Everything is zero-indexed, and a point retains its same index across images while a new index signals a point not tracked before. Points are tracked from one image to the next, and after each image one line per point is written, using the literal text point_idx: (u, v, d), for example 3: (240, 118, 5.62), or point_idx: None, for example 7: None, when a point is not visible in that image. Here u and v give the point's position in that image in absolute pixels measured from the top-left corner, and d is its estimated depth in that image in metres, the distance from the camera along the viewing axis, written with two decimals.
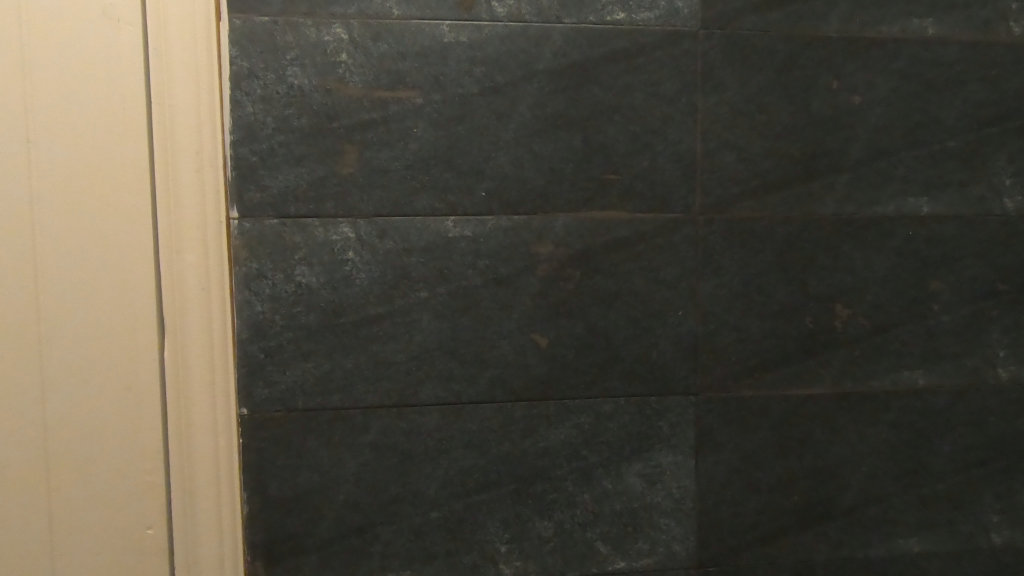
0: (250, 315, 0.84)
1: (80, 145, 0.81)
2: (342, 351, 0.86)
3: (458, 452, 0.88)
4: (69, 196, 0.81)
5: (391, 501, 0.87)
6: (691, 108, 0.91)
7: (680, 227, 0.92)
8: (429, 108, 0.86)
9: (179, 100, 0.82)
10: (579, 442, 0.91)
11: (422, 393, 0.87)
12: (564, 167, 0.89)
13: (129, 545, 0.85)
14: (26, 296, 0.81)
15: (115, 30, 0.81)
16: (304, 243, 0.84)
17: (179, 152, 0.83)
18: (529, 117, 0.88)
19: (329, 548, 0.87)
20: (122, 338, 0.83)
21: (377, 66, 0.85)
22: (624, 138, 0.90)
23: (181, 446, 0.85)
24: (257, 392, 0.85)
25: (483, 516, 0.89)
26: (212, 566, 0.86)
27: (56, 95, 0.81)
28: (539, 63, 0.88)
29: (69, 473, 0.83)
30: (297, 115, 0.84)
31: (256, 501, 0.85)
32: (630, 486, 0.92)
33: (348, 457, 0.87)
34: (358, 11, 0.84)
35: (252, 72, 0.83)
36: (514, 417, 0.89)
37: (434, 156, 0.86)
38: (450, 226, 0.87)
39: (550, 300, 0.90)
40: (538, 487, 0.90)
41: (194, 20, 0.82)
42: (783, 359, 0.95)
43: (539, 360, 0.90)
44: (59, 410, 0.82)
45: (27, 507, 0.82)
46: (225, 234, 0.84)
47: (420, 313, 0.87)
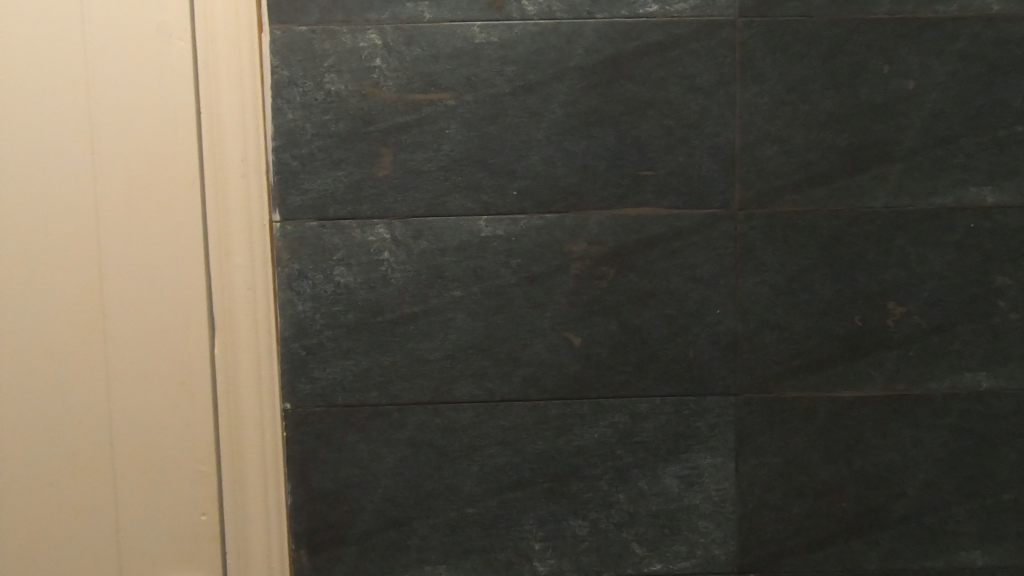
0: (292, 314, 0.88)
1: (137, 156, 0.87)
2: (379, 349, 0.88)
3: (493, 449, 0.89)
4: (130, 203, 0.87)
5: (428, 496, 0.89)
6: (729, 100, 0.88)
7: (718, 223, 0.89)
8: (461, 109, 0.87)
9: (226, 109, 0.86)
10: (614, 442, 0.90)
11: (457, 390, 0.89)
12: (596, 164, 0.88)
13: (185, 530, 0.90)
14: (93, 297, 0.87)
15: (167, 45, 0.86)
16: (342, 244, 0.87)
17: (227, 158, 0.87)
18: (561, 114, 0.88)
19: (368, 540, 0.89)
20: (177, 336, 0.88)
21: (409, 70, 0.86)
22: (659, 133, 0.88)
23: (231, 439, 0.89)
24: (300, 387, 0.88)
25: (517, 513, 0.90)
26: (260, 552, 0.90)
27: (118, 109, 0.86)
28: (571, 59, 0.87)
29: (132, 461, 0.89)
30: (334, 120, 0.86)
31: (300, 491, 0.89)
32: (667, 487, 0.91)
33: (386, 452, 0.89)
34: (391, 16, 0.86)
35: (293, 80, 0.86)
36: (548, 416, 0.89)
37: (467, 157, 0.87)
38: (483, 225, 0.88)
39: (583, 298, 0.89)
40: (572, 486, 0.90)
41: (238, 33, 0.86)
42: (830, 359, 0.91)
43: (573, 358, 0.89)
44: (122, 403, 0.88)
45: (96, 493, 0.89)
46: (268, 236, 0.87)
47: (454, 312, 0.88)
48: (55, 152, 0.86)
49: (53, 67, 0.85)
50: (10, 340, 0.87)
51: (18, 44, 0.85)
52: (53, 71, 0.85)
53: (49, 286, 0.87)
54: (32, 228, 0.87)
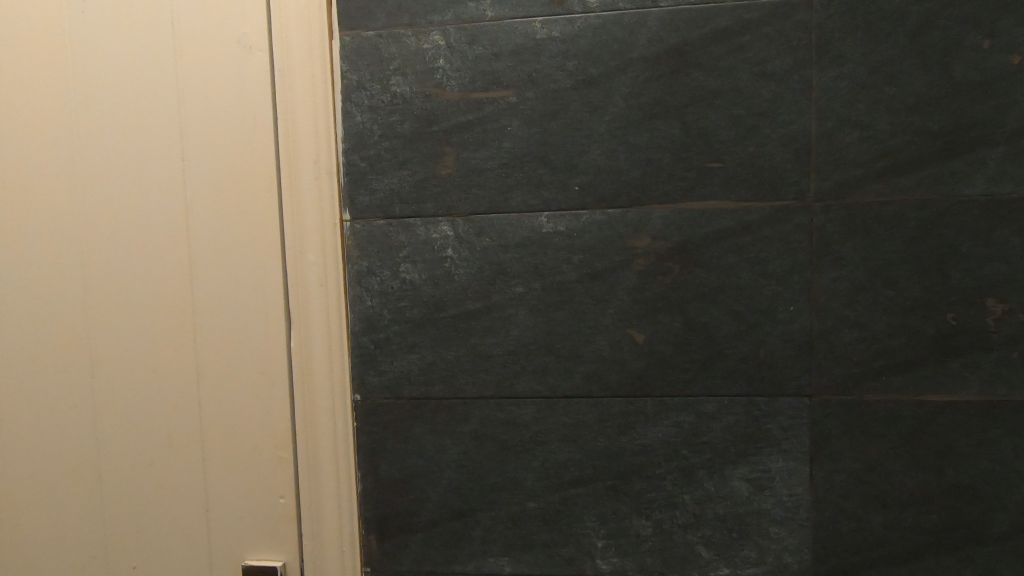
0: (362, 309, 0.91)
1: (222, 161, 0.93)
2: (443, 344, 0.90)
3: (554, 445, 0.89)
4: (217, 205, 0.93)
5: (491, 489, 0.91)
6: (804, 85, 0.84)
7: (792, 215, 0.85)
8: (522, 106, 0.87)
9: (301, 115, 0.91)
10: (679, 441, 0.88)
11: (518, 385, 0.90)
12: (660, 158, 0.86)
13: (266, 511, 0.96)
14: (185, 292, 0.95)
15: (248, 55, 0.91)
16: (407, 242, 0.90)
17: (302, 161, 0.91)
18: (624, 107, 0.86)
19: (433, 529, 0.92)
20: (259, 329, 0.94)
21: (472, 69, 0.87)
22: (727, 123, 0.85)
23: (307, 426, 0.94)
24: (369, 380, 0.92)
25: (580, 509, 0.90)
26: (334, 534, 0.95)
27: (205, 118, 0.93)
28: (634, 51, 0.85)
29: (219, 444, 0.96)
30: (400, 122, 0.89)
31: (369, 479, 0.93)
32: (735, 490, 0.88)
33: (450, 445, 0.91)
34: (454, 17, 0.87)
35: (361, 83, 0.89)
36: (610, 413, 0.89)
37: (529, 153, 0.88)
38: (544, 221, 0.88)
39: (647, 295, 0.87)
40: (635, 485, 0.89)
41: (312, 41, 0.90)
42: (918, 360, 0.84)
43: (636, 356, 0.88)
44: (209, 391, 0.95)
45: (188, 472, 0.96)
46: (339, 235, 0.91)
47: (516, 308, 0.89)
48: (150, 159, 0.94)
49: (148, 81, 0.93)
50: (115, 331, 0.96)
51: (118, 62, 0.93)
52: (148, 85, 0.93)
53: (146, 283, 0.95)
54: (132, 231, 0.95)
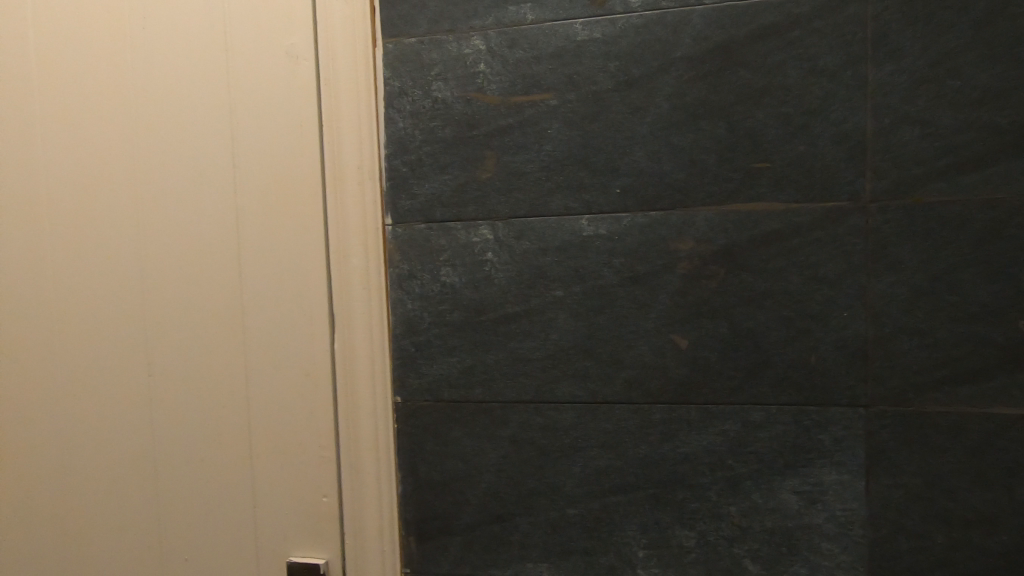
0: (403, 312, 0.92)
1: (270, 167, 0.96)
2: (483, 347, 0.90)
3: (594, 451, 0.88)
4: (266, 210, 0.96)
5: (530, 494, 0.90)
6: (858, 81, 0.80)
7: (846, 217, 0.81)
8: (562, 109, 0.86)
9: (345, 122, 0.93)
10: (724, 451, 0.85)
11: (558, 390, 0.89)
12: (705, 159, 0.84)
13: (310, 509, 0.98)
14: (234, 294, 0.98)
15: (295, 65, 0.94)
16: (448, 246, 0.90)
17: (345, 167, 0.93)
18: (667, 108, 0.84)
19: (472, 532, 0.92)
20: (304, 330, 0.96)
21: (512, 73, 0.87)
22: (775, 122, 0.82)
23: (349, 428, 0.96)
24: (409, 382, 0.93)
25: (620, 517, 0.88)
26: (375, 534, 0.96)
27: (255, 126, 0.96)
28: (677, 50, 0.84)
29: (267, 443, 0.98)
30: (441, 127, 0.90)
31: (409, 481, 0.94)
32: (784, 503, 0.84)
33: (489, 448, 0.91)
34: (495, 22, 0.88)
35: (403, 90, 0.90)
36: (652, 420, 0.87)
37: (569, 156, 0.87)
38: (585, 224, 0.87)
39: (690, 300, 0.85)
40: (678, 494, 0.87)
41: (356, 50, 0.92)
42: (985, 370, 0.79)
43: (679, 361, 0.86)
44: (257, 390, 0.98)
45: (237, 469, 0.99)
46: (382, 239, 0.93)
47: (556, 312, 0.88)
48: (202, 168, 0.98)
49: (202, 92, 0.97)
50: (170, 332, 1.00)
51: (173, 75, 0.97)
52: (201, 96, 0.97)
53: (198, 287, 0.99)
54: (185, 235, 0.99)
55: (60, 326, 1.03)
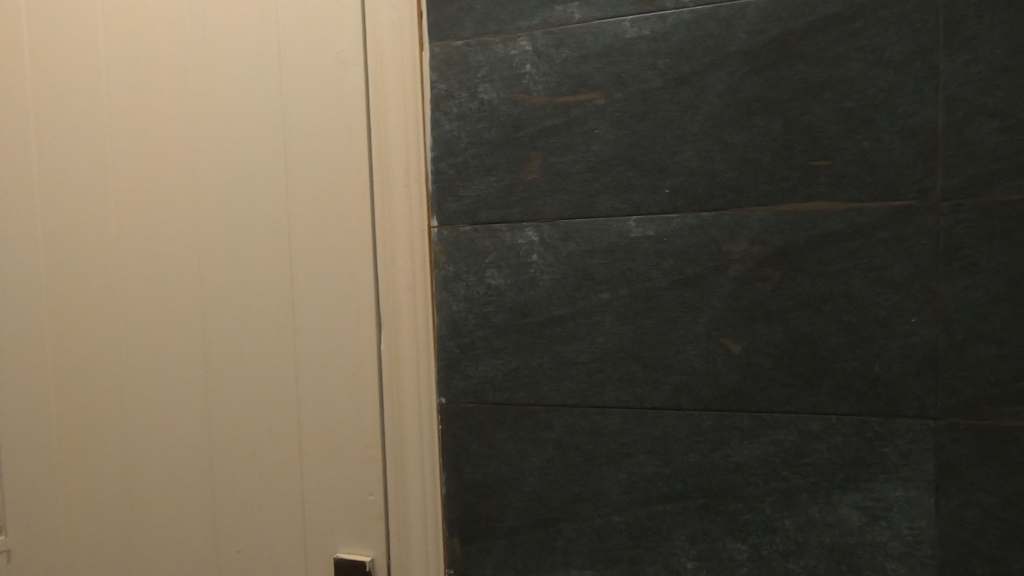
0: (448, 313, 0.93)
1: (320, 170, 0.98)
2: (528, 350, 0.90)
3: (641, 458, 0.86)
4: (317, 213, 0.99)
5: (574, 499, 0.89)
6: (928, 72, 0.75)
7: (914, 217, 0.76)
8: (610, 108, 0.85)
9: (392, 125, 0.94)
10: (779, 461, 0.82)
11: (603, 395, 0.87)
12: (759, 156, 0.81)
13: (356, 507, 0.99)
14: (285, 294, 1.01)
15: (345, 70, 0.96)
16: (493, 247, 0.90)
17: (393, 170, 0.95)
18: (719, 105, 0.82)
19: (516, 536, 0.91)
20: (352, 330, 0.98)
21: (559, 72, 0.87)
22: (836, 117, 0.78)
23: (395, 427, 0.97)
24: (454, 384, 0.93)
25: (668, 527, 0.86)
26: (419, 533, 0.97)
27: (307, 131, 0.98)
28: (731, 45, 0.81)
29: (315, 440, 1.01)
30: (487, 128, 0.89)
31: (453, 482, 0.94)
32: (845, 518, 0.80)
33: (533, 452, 0.90)
34: (541, 22, 0.87)
35: (450, 92, 0.91)
36: (701, 427, 0.84)
37: (616, 156, 0.85)
38: (633, 225, 0.85)
39: (743, 303, 0.82)
40: (729, 505, 0.83)
41: (404, 54, 0.93)
42: None
43: (731, 367, 0.83)
44: (306, 388, 1.01)
45: (287, 464, 1.02)
46: (428, 241, 0.94)
47: (602, 314, 0.87)
48: (255, 171, 1.01)
49: (256, 97, 1.00)
50: (224, 330, 1.04)
51: (229, 83, 1.01)
52: (255, 102, 1.00)
53: (251, 286, 1.02)
54: (239, 237, 1.02)
55: (125, 323, 1.08)
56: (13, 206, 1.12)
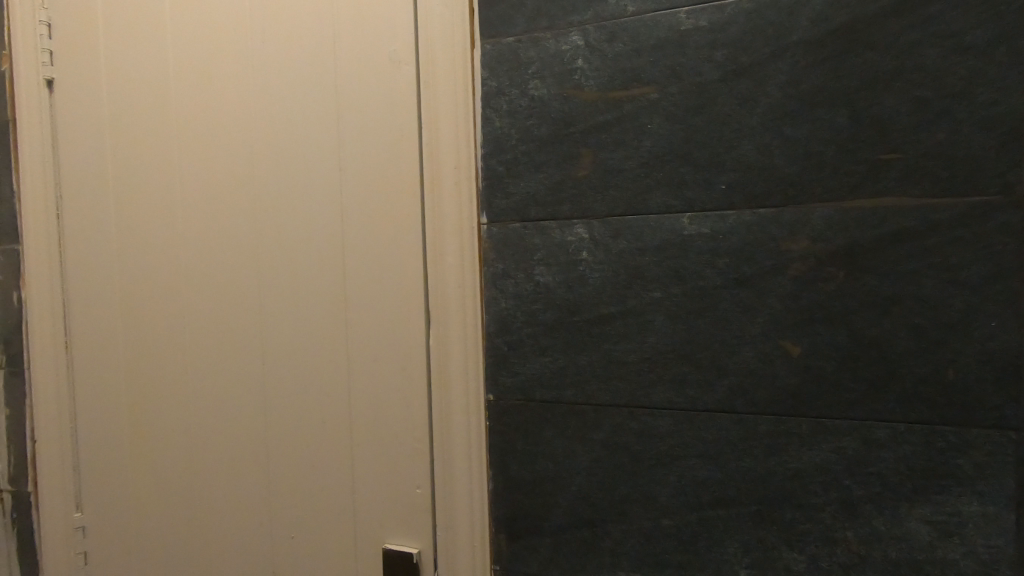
0: (496, 310, 0.93)
1: (373, 168, 1.00)
2: (576, 348, 0.89)
3: (692, 461, 0.84)
4: (369, 211, 1.01)
5: (622, 501, 0.87)
6: (1014, 58, 0.70)
7: (995, 213, 0.71)
8: (664, 102, 0.83)
9: (443, 123, 0.95)
10: (840, 470, 0.78)
11: (654, 395, 0.85)
12: (822, 150, 0.77)
13: (405, 499, 1.01)
14: (338, 289, 1.03)
15: (397, 70, 0.98)
16: (542, 244, 0.90)
17: (443, 168, 0.96)
18: (780, 97, 0.78)
19: (562, 535, 0.91)
20: (402, 325, 1.00)
21: (611, 67, 0.85)
22: (908, 108, 0.74)
23: (443, 422, 0.98)
24: (502, 381, 0.93)
25: (720, 533, 0.83)
26: (466, 528, 0.98)
27: (361, 130, 1.00)
28: (793, 34, 0.77)
29: (365, 432, 1.03)
30: (538, 125, 0.89)
31: (500, 479, 0.94)
32: (912, 532, 0.76)
33: (581, 451, 0.89)
34: (594, 16, 0.86)
35: (500, 89, 0.91)
36: (757, 432, 0.81)
37: (670, 151, 0.83)
38: (686, 223, 0.83)
39: (803, 304, 0.79)
40: (785, 513, 0.80)
41: (455, 52, 0.94)
42: None
43: (789, 370, 0.80)
44: (357, 381, 1.03)
45: (338, 455, 1.05)
46: (477, 238, 0.94)
47: (653, 313, 0.85)
48: (311, 170, 1.04)
49: (311, 98, 1.03)
50: (280, 324, 1.07)
51: (287, 85, 1.04)
52: (311, 103, 1.03)
53: (305, 282, 1.05)
54: (295, 234, 1.06)
55: (190, 316, 1.13)
56: (90, 204, 1.19)
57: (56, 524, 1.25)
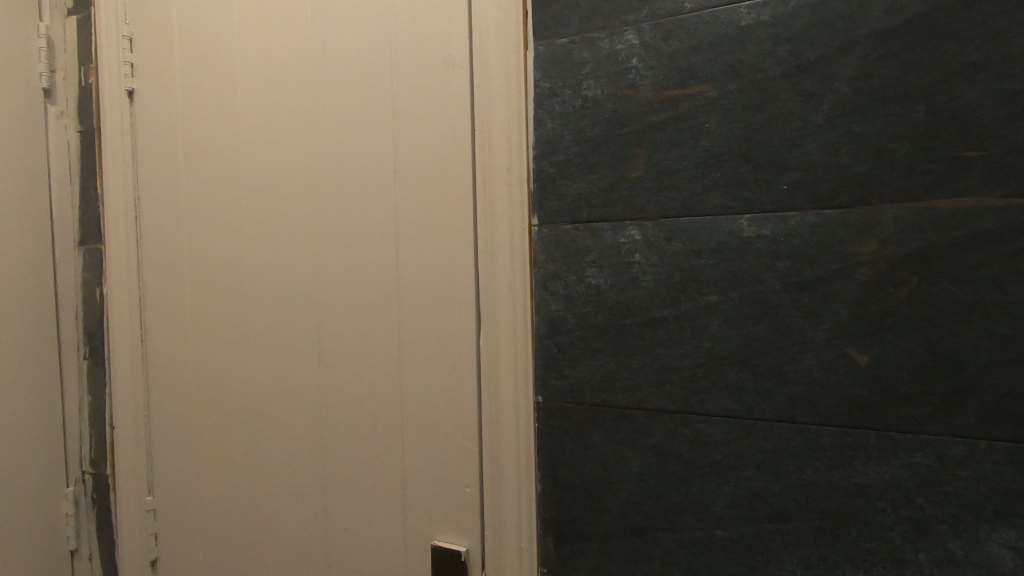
0: (547, 312, 0.92)
1: (427, 169, 1.02)
2: (627, 352, 0.87)
3: (748, 471, 0.81)
4: (422, 211, 1.03)
5: (673, 509, 0.85)
6: None
7: None
8: (722, 101, 0.81)
9: (496, 124, 0.96)
10: (911, 488, 0.73)
11: (708, 402, 0.83)
12: (895, 148, 0.73)
13: (453, 497, 1.02)
14: (392, 288, 1.06)
15: (450, 73, 0.99)
16: (594, 246, 0.89)
17: (495, 169, 0.96)
18: (848, 92, 0.75)
19: (611, 541, 0.90)
20: (453, 324, 1.01)
21: (667, 65, 0.83)
22: (992, 102, 0.69)
23: (492, 421, 0.99)
24: (551, 383, 0.93)
25: (778, 548, 0.80)
26: (513, 529, 0.98)
27: (415, 132, 1.02)
28: (864, 26, 0.74)
29: (416, 429, 1.05)
30: (590, 126, 0.88)
31: (548, 481, 0.94)
32: (993, 558, 0.70)
33: (631, 456, 0.88)
34: (650, 14, 0.84)
35: (553, 90, 0.91)
36: (818, 443, 0.77)
37: (728, 151, 0.81)
38: (745, 224, 0.80)
39: (871, 310, 0.75)
40: (849, 530, 0.76)
41: (509, 54, 0.94)
42: None
43: (856, 380, 0.76)
44: (409, 379, 1.05)
45: (390, 450, 1.07)
46: (528, 239, 0.94)
47: (709, 317, 0.82)
48: (367, 171, 1.07)
49: (369, 102, 1.06)
50: (336, 320, 1.11)
51: (346, 89, 1.08)
52: (368, 106, 1.06)
53: (361, 280, 1.08)
54: (351, 233, 1.09)
55: (253, 311, 1.19)
56: (163, 204, 1.27)
57: (131, 506, 1.33)
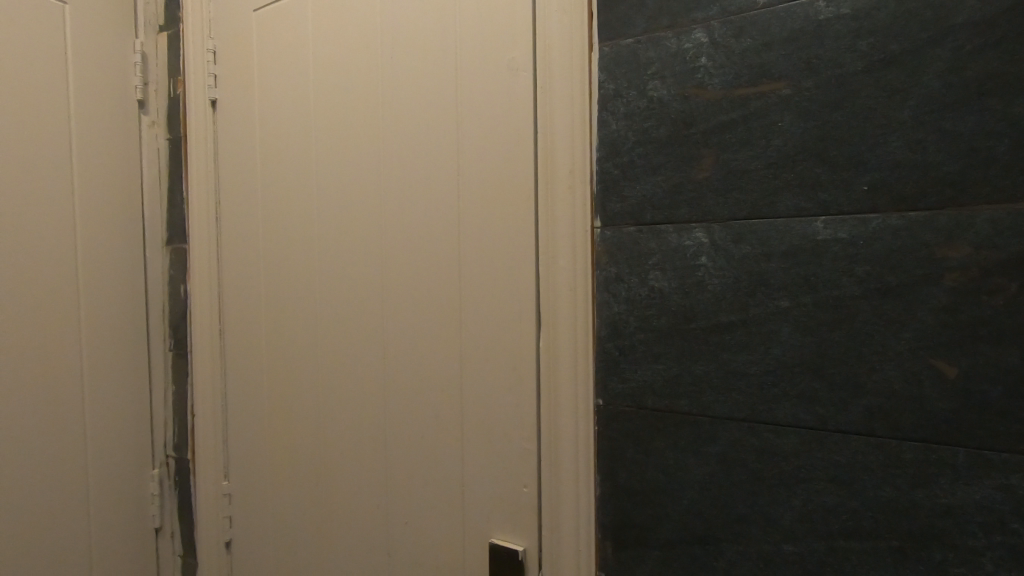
0: (608, 314, 0.92)
1: (489, 172, 1.03)
2: (691, 357, 0.85)
3: (821, 485, 0.77)
4: (485, 213, 1.04)
5: (739, 520, 0.83)
6: None
7: None
8: (796, 99, 0.78)
9: (558, 127, 0.96)
10: (1006, 511, 0.68)
11: (777, 411, 0.80)
12: (991, 146, 0.68)
13: (511, 496, 1.03)
14: (454, 288, 1.08)
15: (514, 76, 1.00)
16: (657, 249, 0.87)
17: (557, 171, 0.97)
18: (937, 88, 0.70)
19: (672, 549, 0.88)
20: (513, 325, 1.02)
21: (738, 63, 0.81)
22: None
23: (551, 424, 0.99)
24: (612, 386, 0.92)
25: (852, 566, 0.76)
26: (571, 531, 0.98)
27: (479, 135, 1.04)
28: (957, 15, 0.69)
29: (475, 428, 1.07)
30: (656, 127, 0.87)
31: (608, 485, 0.93)
32: None
33: (694, 464, 0.86)
34: (720, 11, 0.82)
35: (618, 91, 0.90)
36: (899, 459, 0.73)
37: (802, 150, 0.77)
38: (820, 226, 0.77)
39: (961, 319, 0.70)
40: (934, 553, 0.72)
41: (573, 56, 0.94)
42: None
43: (942, 394, 0.71)
44: (468, 377, 1.07)
45: (450, 447, 1.10)
46: (589, 241, 0.94)
47: (779, 323, 0.79)
48: (431, 173, 1.10)
49: (433, 105, 1.09)
50: (400, 318, 1.14)
51: (412, 94, 1.11)
52: (433, 110, 1.09)
53: (424, 280, 1.11)
54: (415, 234, 1.12)
55: (321, 308, 1.24)
56: (241, 206, 1.35)
57: (209, 490, 1.42)
